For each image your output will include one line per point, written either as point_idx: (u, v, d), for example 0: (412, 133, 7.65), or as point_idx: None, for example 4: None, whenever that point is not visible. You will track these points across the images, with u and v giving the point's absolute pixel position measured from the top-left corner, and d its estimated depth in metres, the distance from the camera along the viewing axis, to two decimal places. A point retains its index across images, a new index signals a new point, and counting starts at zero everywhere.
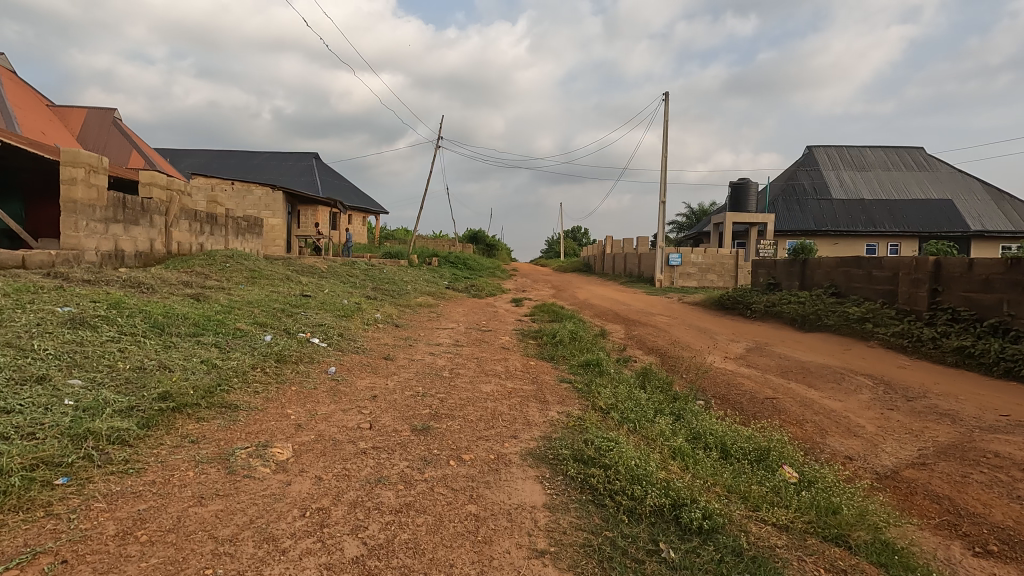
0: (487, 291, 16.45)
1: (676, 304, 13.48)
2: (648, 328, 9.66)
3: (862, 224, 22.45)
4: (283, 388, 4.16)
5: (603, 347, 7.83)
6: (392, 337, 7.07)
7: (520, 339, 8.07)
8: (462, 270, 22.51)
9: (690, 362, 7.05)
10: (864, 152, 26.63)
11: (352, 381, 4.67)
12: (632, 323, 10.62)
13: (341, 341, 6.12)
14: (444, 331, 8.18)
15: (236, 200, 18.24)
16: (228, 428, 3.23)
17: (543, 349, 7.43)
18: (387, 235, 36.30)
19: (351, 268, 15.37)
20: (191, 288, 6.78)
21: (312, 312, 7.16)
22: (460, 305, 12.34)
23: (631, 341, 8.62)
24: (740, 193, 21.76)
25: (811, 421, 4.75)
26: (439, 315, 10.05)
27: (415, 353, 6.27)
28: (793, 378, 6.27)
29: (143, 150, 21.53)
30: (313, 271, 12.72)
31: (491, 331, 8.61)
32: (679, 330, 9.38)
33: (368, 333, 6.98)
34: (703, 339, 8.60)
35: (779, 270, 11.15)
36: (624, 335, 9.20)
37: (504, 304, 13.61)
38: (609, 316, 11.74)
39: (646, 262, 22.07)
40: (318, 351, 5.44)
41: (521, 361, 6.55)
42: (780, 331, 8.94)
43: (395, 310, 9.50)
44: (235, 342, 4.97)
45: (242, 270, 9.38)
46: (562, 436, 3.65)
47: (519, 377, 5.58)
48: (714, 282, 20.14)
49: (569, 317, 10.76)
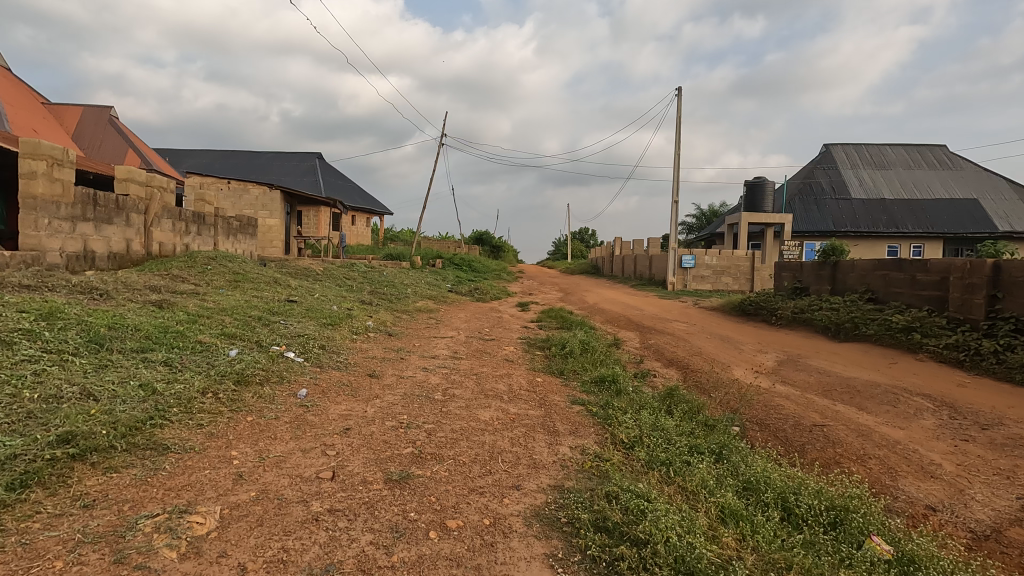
0: (491, 295, 15.71)
1: (692, 309, 12.67)
2: (665, 337, 8.87)
3: (883, 224, 21.52)
4: (236, 420, 3.41)
5: (617, 359, 7.05)
6: (383, 349, 6.33)
7: (525, 350, 7.32)
8: (467, 272, 21.78)
9: (717, 379, 6.25)
10: (884, 150, 25.66)
11: (323, 407, 3.91)
12: (646, 330, 9.83)
13: (322, 355, 5.36)
14: (443, 341, 7.44)
15: (232, 200, 17.61)
16: (142, 483, 2.48)
17: (550, 362, 6.67)
18: (392, 236, 35.65)
19: (350, 270, 14.69)
20: (157, 294, 6.07)
21: (294, 321, 6.41)
22: (463, 310, 11.63)
23: (648, 352, 7.83)
24: (756, 193, 20.90)
25: (874, 457, 3.96)
26: (439, 322, 9.29)
27: (406, 368, 5.52)
28: (838, 398, 5.46)
29: (140, 149, 21.00)
30: (307, 274, 12.01)
31: (495, 340, 7.86)
32: (699, 339, 8.59)
33: (356, 345, 6.23)
34: (727, 350, 7.80)
35: (806, 273, 10.32)
36: (639, 345, 8.41)
37: (509, 309, 12.85)
38: (621, 322, 10.96)
39: (657, 264, 21.25)
40: (290, 369, 4.68)
41: (527, 377, 5.79)
42: (812, 341, 8.11)
43: (390, 316, 8.77)
44: (190, 359, 4.23)
45: (226, 272, 8.69)
46: (577, 488, 2.87)
47: (523, 399, 4.82)
48: (729, 285, 19.28)
49: (578, 324, 10.00)
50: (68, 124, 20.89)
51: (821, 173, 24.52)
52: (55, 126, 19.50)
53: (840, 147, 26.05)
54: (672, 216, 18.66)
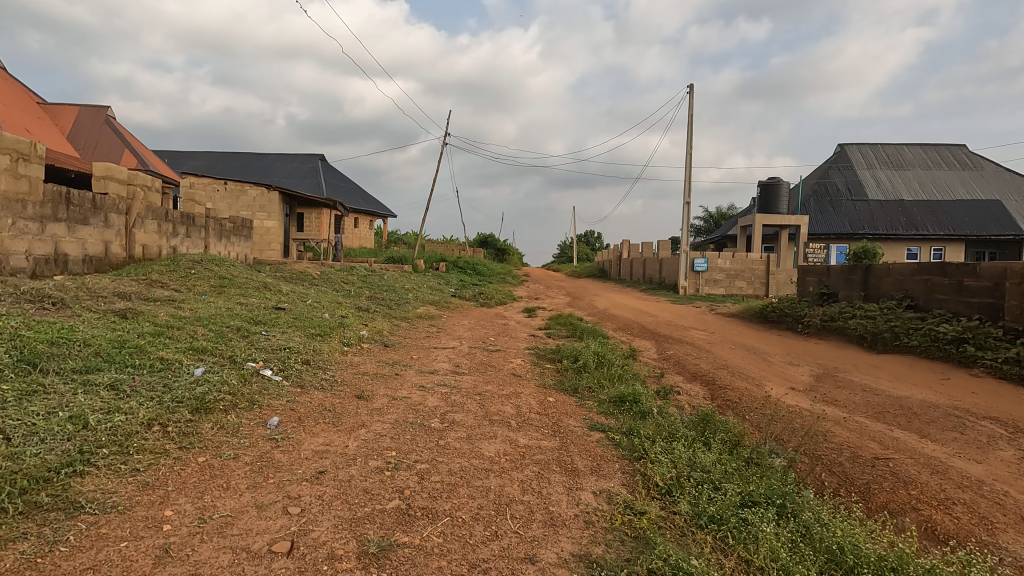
0: (497, 299, 15.06)
1: (708, 315, 12.01)
2: (686, 347, 8.19)
3: (903, 226, 20.76)
4: (183, 463, 2.77)
5: (635, 373, 6.40)
6: (376, 364, 5.67)
7: (535, 362, 6.67)
8: (471, 275, 21.14)
9: (750, 397, 5.57)
10: (901, 150, 24.89)
11: (296, 441, 3.26)
12: (663, 339, 9.16)
13: (305, 373, 4.70)
14: (443, 353, 6.79)
15: (229, 201, 17.08)
16: (25, 567, 1.84)
17: (562, 376, 6.02)
18: (395, 239, 35.12)
19: (349, 274, 14.11)
20: (124, 302, 5.44)
21: (277, 332, 5.75)
22: (466, 316, 11.01)
23: (668, 365, 7.16)
24: (770, 193, 20.20)
25: (960, 502, 3.29)
26: (440, 330, 8.65)
27: (401, 386, 4.90)
28: (894, 422, 4.77)
29: (136, 149, 20.50)
30: (302, 278, 11.39)
31: (500, 351, 7.21)
32: (723, 350, 7.91)
33: (346, 359, 5.58)
34: (755, 362, 7.12)
35: (834, 277, 9.63)
36: (658, 356, 7.74)
37: (515, 315, 12.21)
38: (635, 330, 10.31)
39: (668, 267, 20.56)
40: (264, 392, 4.03)
41: (538, 395, 5.14)
42: (848, 353, 7.42)
43: (388, 324, 8.13)
44: (143, 381, 3.59)
45: (211, 276, 8.07)
46: (610, 562, 2.21)
47: (535, 426, 4.15)
48: (744, 290, 18.55)
49: (590, 332, 9.32)
50: (64, 124, 20.45)
51: (836, 173, 23.77)
52: (50, 126, 19.04)
53: (856, 147, 25.30)
54: (684, 217, 17.91)
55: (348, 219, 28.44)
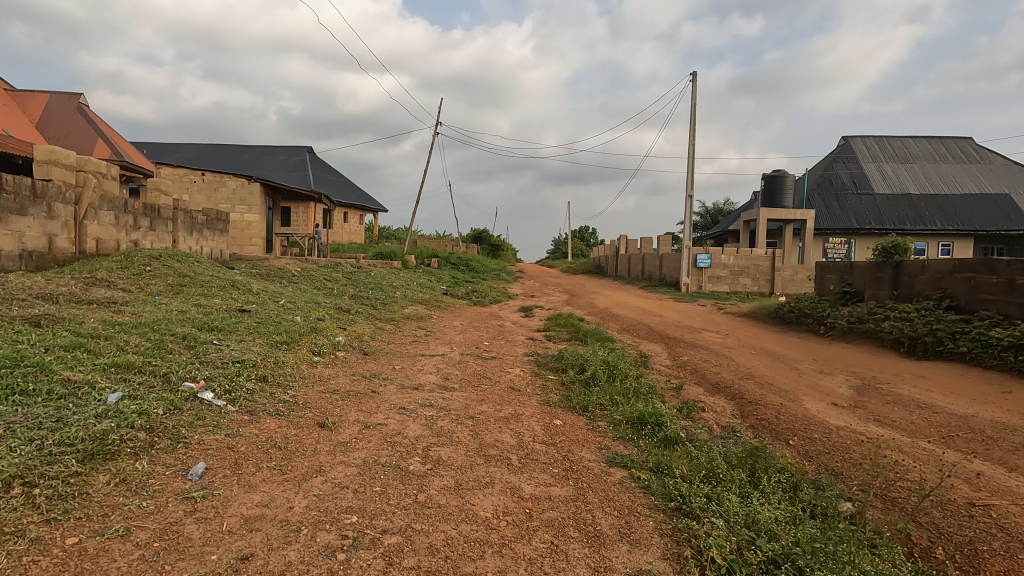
0: (491, 298, 14.20)
1: (718, 316, 11.24)
2: (702, 353, 7.39)
3: (910, 221, 20.07)
4: (40, 551, 1.91)
5: (650, 385, 5.60)
6: (349, 378, 4.81)
7: (535, 373, 5.83)
8: (464, 272, 20.28)
9: (790, 415, 4.77)
10: (906, 143, 24.19)
11: (224, 500, 2.40)
12: (674, 342, 8.39)
13: (258, 394, 3.83)
14: (430, 362, 5.93)
15: (207, 193, 16.14)
16: None
17: (568, 391, 5.19)
18: (386, 235, 34.18)
19: (332, 271, 13.24)
20: (45, 306, 4.54)
21: (234, 340, 4.86)
22: (457, 317, 10.18)
23: (685, 375, 6.36)
24: (774, 187, 19.48)
25: None
26: (430, 334, 7.78)
27: (377, 408, 4.05)
28: (969, 450, 3.98)
29: (110, 139, 19.44)
30: (280, 276, 10.52)
31: (496, 359, 6.36)
32: (743, 355, 7.14)
33: (315, 373, 4.71)
34: (783, 371, 6.33)
35: (858, 275, 8.86)
36: (672, 364, 6.93)
37: (511, 315, 11.36)
38: (641, 332, 9.53)
39: (668, 263, 19.79)
40: (197, 423, 3.15)
41: (541, 417, 4.30)
42: (884, 360, 6.64)
43: (369, 327, 7.26)
44: (24, 415, 2.71)
45: (169, 273, 7.17)
46: None
47: (540, 463, 3.32)
48: (748, 287, 17.78)
49: (595, 336, 8.50)
50: (34, 113, 19.35)
51: (840, 166, 23.04)
52: (17, 113, 17.97)
53: (860, 139, 24.57)
54: (686, 212, 17.27)
55: (337, 214, 27.47)
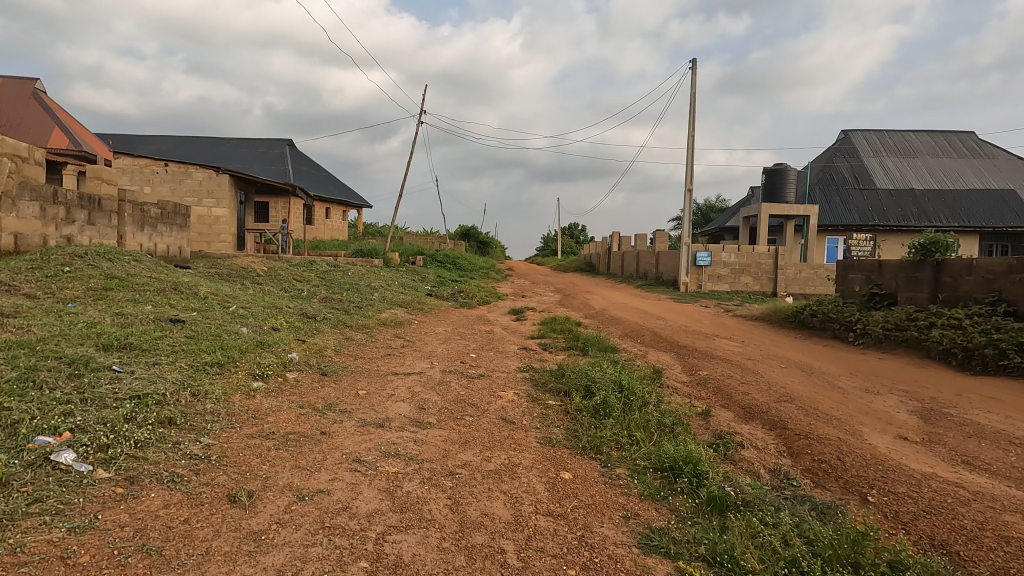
0: (480, 298, 13.15)
1: (727, 319, 10.27)
2: (722, 366, 6.41)
3: (915, 217, 19.33)
4: None
5: (673, 413, 4.56)
6: (294, 412, 3.73)
7: (531, 397, 4.79)
8: (450, 271, 19.19)
9: (854, 454, 3.79)
10: (908, 137, 23.45)
11: None
12: (687, 352, 7.41)
13: (150, 448, 2.73)
14: (404, 385, 4.85)
15: (171, 185, 14.87)
16: None
17: (574, 423, 4.15)
18: (371, 231, 32.95)
19: (304, 270, 12.10)
20: None
21: (144, 363, 3.74)
22: (442, 322, 9.11)
23: (709, 396, 5.35)
24: (776, 181, 18.61)
25: None
26: (407, 345, 6.71)
27: (322, 461, 2.97)
28: None
29: (68, 126, 18.09)
30: (242, 276, 9.38)
31: (484, 378, 5.32)
32: (771, 369, 6.17)
33: (249, 408, 3.63)
34: (824, 390, 5.35)
35: (889, 275, 7.95)
36: (690, 381, 5.94)
37: (501, 318, 10.33)
38: (647, 338, 8.54)
39: (666, 262, 18.83)
40: (24, 514, 2.06)
41: (543, 467, 3.26)
42: (937, 375, 5.70)
43: (335, 338, 6.17)
44: None
45: (95, 275, 6.00)
46: None
47: (547, 560, 2.28)
48: (750, 286, 16.91)
49: (596, 345, 7.49)
50: None
51: (841, 160, 22.25)
52: None
53: (860, 133, 23.79)
54: (685, 207, 16.35)
55: (318, 209, 26.25)
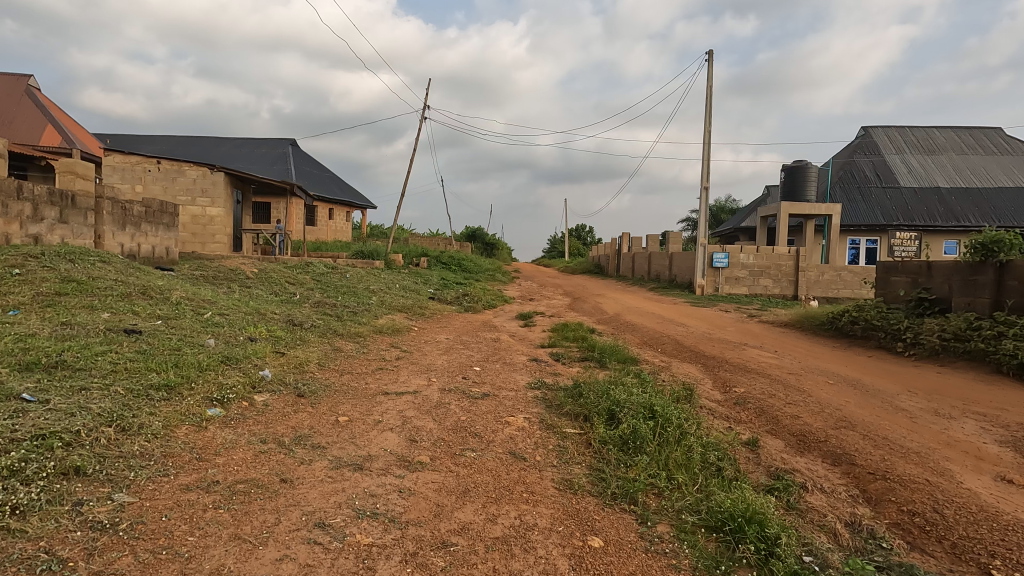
0: (485, 302, 12.44)
1: (754, 325, 9.47)
2: (760, 381, 5.64)
3: (942, 217, 18.43)
4: None
5: (715, 443, 3.80)
6: (253, 450, 3.00)
7: (544, 423, 4.04)
8: (455, 273, 18.49)
9: (955, 505, 3.02)
10: (931, 134, 22.51)
11: None
12: (716, 364, 6.63)
13: (28, 519, 2.00)
14: (394, 408, 4.11)
15: (164, 183, 14.26)
16: None
17: (600, 459, 3.40)
18: (375, 233, 32.33)
19: (300, 272, 11.43)
20: None
21: (66, 389, 3.02)
22: (444, 329, 8.40)
23: (753, 420, 4.58)
24: (796, 178, 17.79)
25: None
26: (404, 356, 5.98)
27: (267, 528, 2.23)
28: None
29: (62, 123, 17.55)
30: (229, 279, 8.71)
31: (490, 398, 4.57)
32: (818, 385, 5.39)
33: (195, 446, 2.91)
34: (886, 413, 4.58)
35: (940, 278, 7.14)
36: (726, 400, 5.17)
37: (508, 324, 9.60)
38: (668, 347, 7.77)
39: (680, 263, 18.03)
40: None
41: (563, 530, 2.51)
42: (1015, 395, 4.90)
43: (321, 349, 5.45)
44: None
45: (49, 278, 5.29)
46: None
47: None
48: (769, 289, 16.09)
49: (615, 357, 6.72)
50: None
51: (862, 158, 21.35)
52: None
53: (881, 130, 22.87)
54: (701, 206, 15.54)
55: (321, 209, 25.63)
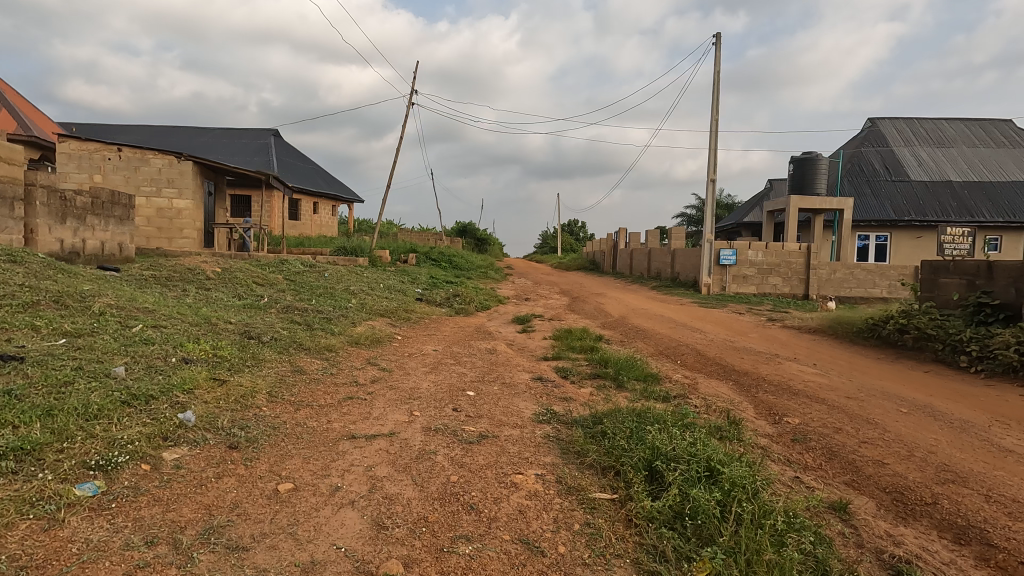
0: (478, 303, 11.41)
1: (778, 331, 8.49)
2: (814, 406, 4.67)
3: (955, 212, 17.61)
4: None
5: (799, 511, 2.79)
6: (127, 566, 1.93)
7: (562, 483, 3.00)
8: (445, 270, 17.44)
9: None
10: (941, 125, 21.68)
11: None
12: (751, 382, 5.65)
13: None
14: (361, 464, 3.05)
15: (125, 172, 13.05)
16: None
17: (653, 558, 2.36)
18: (363, 228, 31.15)
19: (272, 271, 10.33)
20: None
21: None
22: (431, 337, 7.36)
23: (827, 467, 3.59)
24: (805, 170, 16.87)
25: None
26: (381, 378, 4.90)
27: None
28: None
29: (18, 108, 16.22)
30: (185, 282, 7.60)
31: (488, 441, 3.52)
32: (889, 414, 4.40)
33: (26, 567, 1.84)
34: (993, 457, 3.61)
35: (1004, 280, 6.19)
36: (780, 435, 4.16)
37: (505, 330, 8.57)
38: (690, 359, 6.77)
39: (683, 260, 17.07)
40: None
41: None
42: None
43: (274, 374, 4.35)
44: None
45: None
46: None
47: None
48: (779, 288, 15.17)
49: (633, 375, 5.68)
50: None
51: (869, 150, 20.51)
52: None
53: (889, 121, 22.00)
54: (707, 200, 14.57)
55: (304, 203, 24.36)
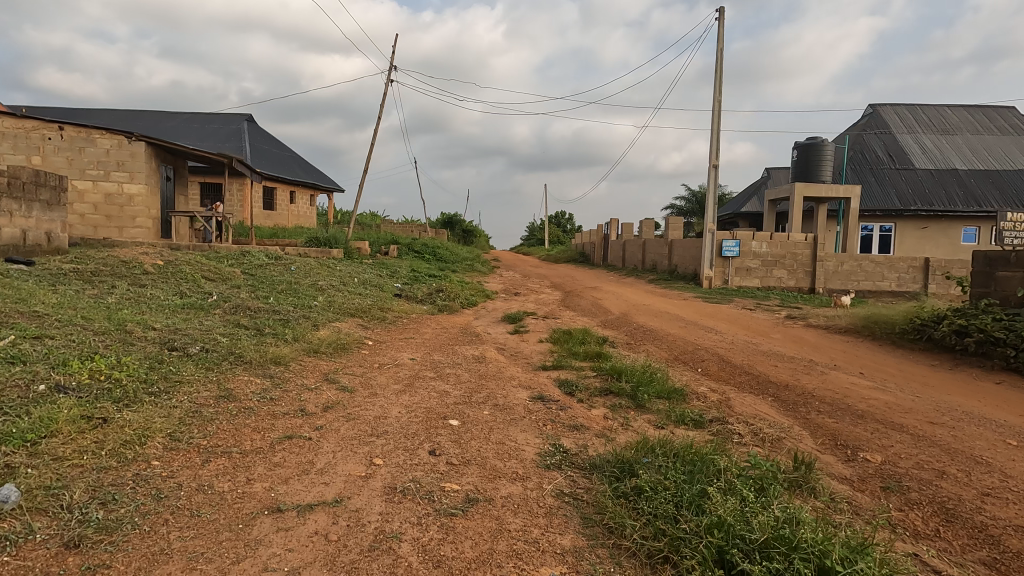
0: (464, 299, 10.30)
1: (804, 331, 7.51)
2: (892, 437, 3.65)
3: (962, 201, 16.85)
4: None
5: None
6: None
7: None
8: (429, 262, 16.32)
9: None
10: (943, 113, 20.92)
11: None
12: (796, 398, 4.64)
13: None
14: (279, 568, 1.93)
15: (69, 154, 11.68)
16: None
17: None
18: (343, 219, 29.79)
19: (231, 264, 9.10)
20: None
21: None
22: (409, 341, 6.26)
23: (953, 538, 2.56)
24: (810, 156, 15.96)
25: None
26: (339, 404, 3.77)
27: None
28: None
29: None
30: (114, 277, 6.39)
31: (479, 512, 2.42)
32: (993, 448, 3.41)
33: None
34: None
35: None
36: (863, 481, 3.12)
37: (494, 331, 7.49)
38: (714, 367, 5.74)
39: (682, 252, 16.09)
40: None
41: None
42: None
43: (185, 406, 3.20)
44: None
45: None
46: None
47: None
48: (784, 281, 14.26)
49: (654, 392, 4.61)
50: None
51: (871, 137, 19.67)
52: None
53: (890, 108, 21.18)
54: (710, 187, 13.55)
55: (280, 193, 22.99)
